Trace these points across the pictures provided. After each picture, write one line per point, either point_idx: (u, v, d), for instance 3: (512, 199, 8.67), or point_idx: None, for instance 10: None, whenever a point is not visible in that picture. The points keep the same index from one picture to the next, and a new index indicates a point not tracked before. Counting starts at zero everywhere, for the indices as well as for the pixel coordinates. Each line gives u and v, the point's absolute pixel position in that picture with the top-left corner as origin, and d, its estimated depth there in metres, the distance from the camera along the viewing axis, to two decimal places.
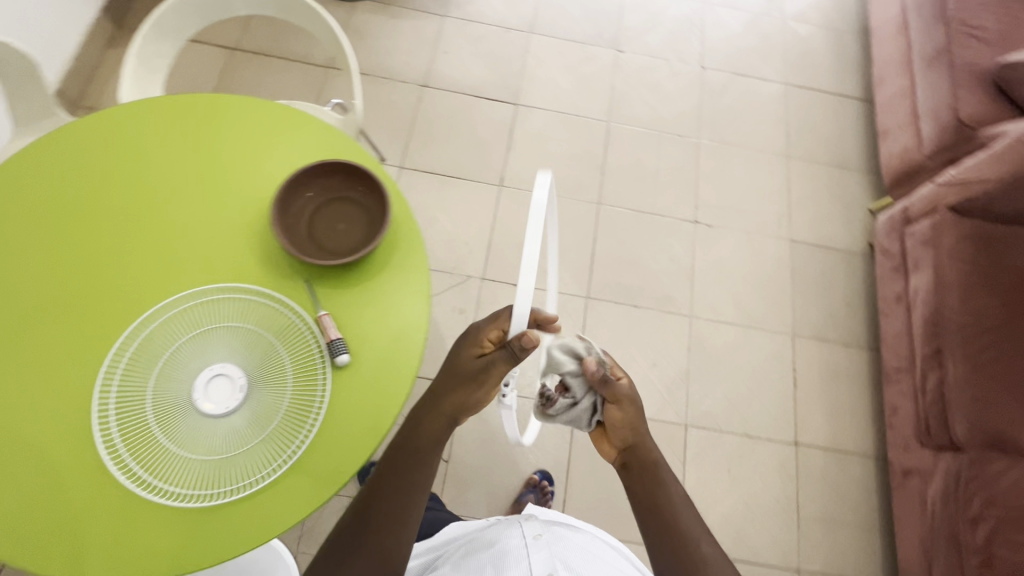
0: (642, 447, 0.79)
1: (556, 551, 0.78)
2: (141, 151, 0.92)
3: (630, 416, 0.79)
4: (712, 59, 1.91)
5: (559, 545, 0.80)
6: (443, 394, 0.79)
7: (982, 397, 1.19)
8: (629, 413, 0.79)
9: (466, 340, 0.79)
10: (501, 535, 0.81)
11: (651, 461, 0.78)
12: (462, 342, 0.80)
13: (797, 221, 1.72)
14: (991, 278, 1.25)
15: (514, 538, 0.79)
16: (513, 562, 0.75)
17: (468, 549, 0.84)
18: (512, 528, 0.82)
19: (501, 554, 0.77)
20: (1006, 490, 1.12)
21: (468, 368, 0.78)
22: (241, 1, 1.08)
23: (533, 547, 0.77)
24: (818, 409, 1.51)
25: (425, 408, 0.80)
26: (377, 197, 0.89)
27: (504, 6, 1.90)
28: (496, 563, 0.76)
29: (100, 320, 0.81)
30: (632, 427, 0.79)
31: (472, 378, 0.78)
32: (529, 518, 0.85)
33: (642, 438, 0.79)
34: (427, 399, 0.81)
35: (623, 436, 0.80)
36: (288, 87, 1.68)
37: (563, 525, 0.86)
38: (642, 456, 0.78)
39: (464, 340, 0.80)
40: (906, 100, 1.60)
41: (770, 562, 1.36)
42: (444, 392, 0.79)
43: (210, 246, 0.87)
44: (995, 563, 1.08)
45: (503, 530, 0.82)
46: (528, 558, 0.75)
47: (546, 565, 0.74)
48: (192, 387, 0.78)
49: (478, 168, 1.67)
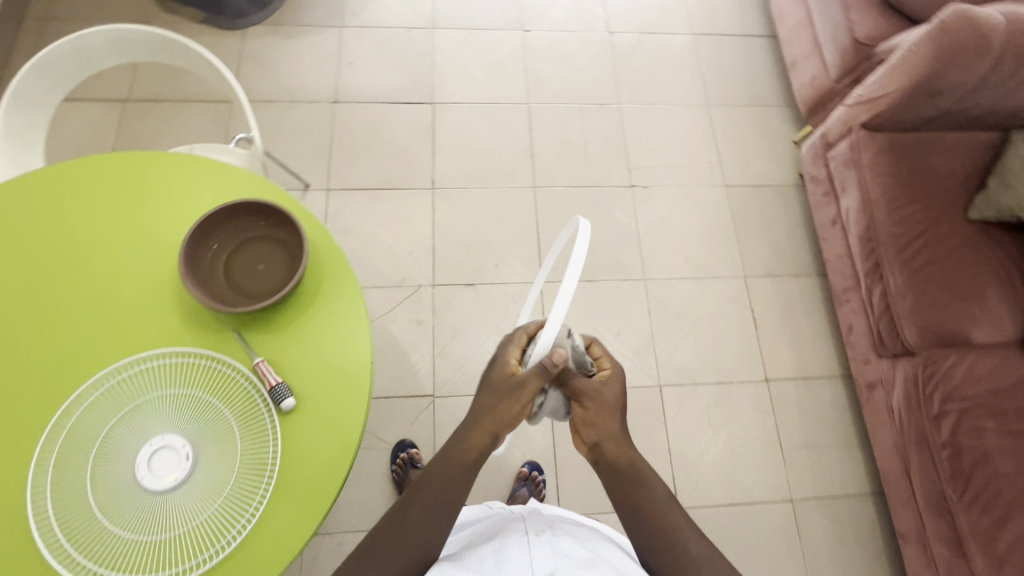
0: (612, 447, 0.75)
1: (560, 550, 0.74)
2: (26, 229, 0.85)
3: (601, 415, 0.75)
4: (618, 22, 1.91)
5: (563, 544, 0.76)
6: (483, 413, 0.75)
7: (923, 300, 1.24)
8: (597, 413, 0.75)
9: (494, 361, 0.77)
10: (505, 531, 0.79)
11: (623, 464, 0.75)
12: (492, 363, 0.77)
13: (729, 166, 1.75)
14: (912, 185, 1.30)
15: (517, 534, 0.77)
16: (513, 559, 0.72)
17: (473, 544, 0.82)
18: (516, 525, 0.79)
19: (503, 549, 0.75)
20: (959, 381, 1.17)
21: (506, 386, 0.74)
22: (108, 52, 1.01)
23: (534, 545, 0.74)
24: (782, 342, 1.55)
25: (457, 436, 0.77)
26: (292, 230, 0.86)
27: (401, 6, 1.85)
28: (496, 555, 0.75)
29: (18, 419, 0.75)
30: (602, 427, 0.75)
31: (509, 396, 0.74)
32: (534, 515, 0.82)
33: (614, 438, 0.76)
34: (461, 425, 0.77)
35: (591, 436, 0.76)
36: (193, 130, 1.60)
37: (571, 524, 0.83)
38: (613, 456, 0.75)
39: (497, 360, 0.77)
40: (806, 30, 1.64)
41: (764, 498, 1.40)
42: (479, 417, 0.76)
43: (124, 315, 0.81)
44: (962, 453, 1.13)
45: (507, 528, 0.80)
46: (528, 552, 0.73)
47: (547, 566, 0.71)
48: (133, 466, 0.74)
49: (406, 176, 1.64)
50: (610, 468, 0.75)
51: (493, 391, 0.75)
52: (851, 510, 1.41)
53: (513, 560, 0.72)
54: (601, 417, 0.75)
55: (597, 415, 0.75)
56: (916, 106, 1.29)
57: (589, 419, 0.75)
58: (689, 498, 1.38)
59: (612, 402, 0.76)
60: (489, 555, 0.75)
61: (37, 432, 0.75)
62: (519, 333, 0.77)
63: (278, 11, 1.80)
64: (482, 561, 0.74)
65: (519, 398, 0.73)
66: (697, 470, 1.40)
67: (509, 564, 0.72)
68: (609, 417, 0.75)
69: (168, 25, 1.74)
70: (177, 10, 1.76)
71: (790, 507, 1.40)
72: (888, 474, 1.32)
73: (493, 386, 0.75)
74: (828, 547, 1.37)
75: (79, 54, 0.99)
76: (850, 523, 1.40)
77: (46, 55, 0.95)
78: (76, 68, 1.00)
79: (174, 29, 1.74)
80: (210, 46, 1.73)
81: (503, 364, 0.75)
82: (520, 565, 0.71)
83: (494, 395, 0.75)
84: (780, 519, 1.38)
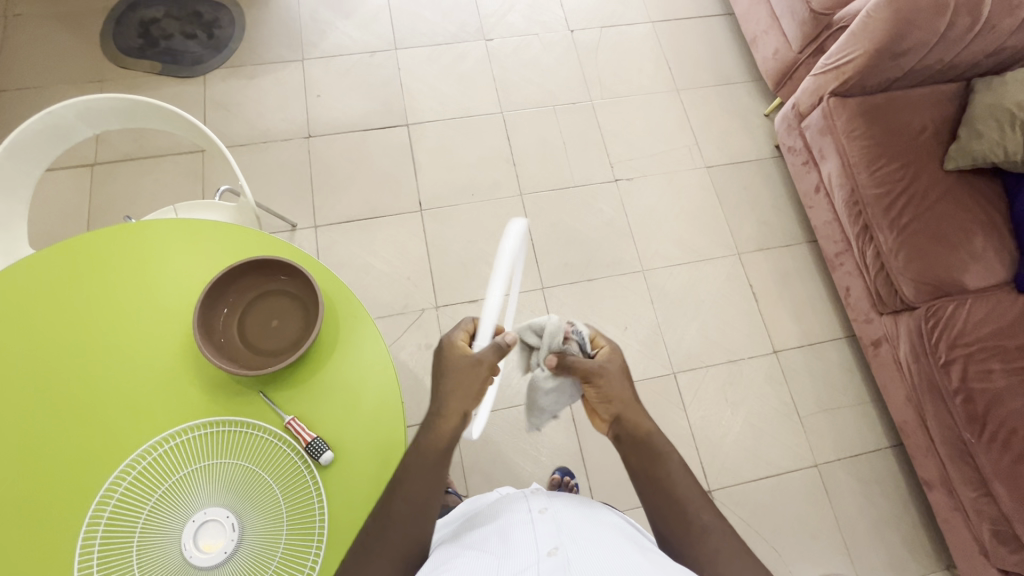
0: (632, 416, 0.75)
1: (566, 523, 0.63)
2: (30, 318, 0.82)
3: (614, 388, 0.75)
4: (578, 19, 1.93)
5: (566, 516, 0.65)
6: (441, 394, 0.75)
7: (915, 255, 1.28)
8: (609, 385, 0.75)
9: (440, 350, 0.77)
10: (503, 512, 0.68)
11: (643, 433, 0.74)
12: (439, 352, 0.77)
13: (707, 148, 1.78)
14: (889, 145, 1.34)
15: (518, 511, 0.66)
16: (515, 533, 0.62)
17: (468, 530, 0.72)
18: (516, 504, 0.69)
19: (503, 531, 0.63)
20: (961, 327, 1.21)
21: (462, 365, 0.75)
22: (82, 125, 0.98)
23: (537, 521, 0.64)
24: (783, 313, 1.59)
25: (426, 425, 0.75)
26: (303, 282, 0.85)
27: (360, 31, 1.83)
28: (496, 538, 0.62)
29: (54, 515, 0.73)
30: (616, 398, 0.75)
31: (467, 374, 0.75)
32: (535, 494, 0.72)
33: (631, 408, 0.76)
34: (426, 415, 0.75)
35: (609, 410, 0.76)
36: (168, 186, 1.57)
37: (577, 500, 0.73)
38: (632, 426, 0.75)
39: (443, 350, 0.77)
40: (763, 6, 1.67)
41: (790, 467, 1.42)
42: (442, 400, 0.75)
43: (145, 394, 0.80)
44: (974, 397, 1.17)
45: (507, 508, 0.69)
46: (534, 531, 0.61)
47: (553, 539, 0.60)
48: (178, 545, 0.72)
49: (392, 201, 1.63)
50: (629, 439, 0.75)
51: (449, 374, 0.75)
52: (873, 465, 1.46)
53: (515, 537, 0.61)
54: (613, 389, 0.75)
55: (609, 387, 0.75)
56: (881, 69, 1.33)
57: (604, 393, 0.75)
58: (719, 479, 1.40)
59: (619, 372, 0.76)
60: (488, 536, 0.64)
61: (74, 526, 0.73)
62: (465, 321, 0.81)
63: (236, 53, 1.77)
64: (480, 543, 0.63)
65: (476, 370, 0.76)
66: (722, 450, 1.43)
67: (510, 540, 0.61)
68: (619, 386, 0.75)
69: (125, 81, 1.69)
70: (132, 64, 1.72)
71: (816, 472, 1.43)
72: (906, 427, 1.36)
73: (447, 369, 0.75)
74: (857, 505, 1.41)
75: (51, 131, 0.96)
76: (875, 479, 1.44)
77: (17, 137, 0.92)
78: (49, 146, 0.97)
79: (134, 86, 1.69)
80: (173, 97, 1.70)
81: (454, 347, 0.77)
82: (522, 540, 0.60)
83: (449, 377, 0.75)
84: (809, 485, 1.41)
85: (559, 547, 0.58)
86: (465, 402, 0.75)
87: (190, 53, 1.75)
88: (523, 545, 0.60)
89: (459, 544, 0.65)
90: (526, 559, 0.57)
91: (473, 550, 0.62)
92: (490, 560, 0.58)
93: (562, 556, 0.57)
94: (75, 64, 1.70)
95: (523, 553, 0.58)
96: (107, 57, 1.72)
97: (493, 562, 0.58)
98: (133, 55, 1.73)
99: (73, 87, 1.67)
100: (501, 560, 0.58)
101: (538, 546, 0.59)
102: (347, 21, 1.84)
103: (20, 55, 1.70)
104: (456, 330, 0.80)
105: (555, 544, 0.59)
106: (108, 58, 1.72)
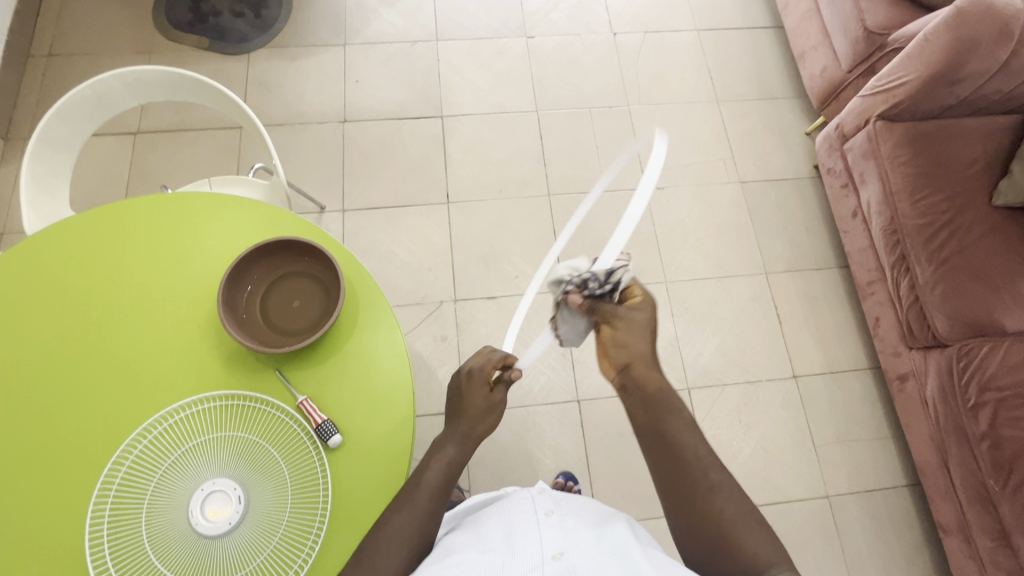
0: (643, 371, 0.70)
1: (573, 529, 0.62)
2: (66, 277, 0.85)
3: (632, 335, 0.71)
4: (622, 23, 1.90)
5: (574, 521, 0.64)
6: (454, 420, 0.75)
7: (953, 290, 1.23)
8: (627, 334, 0.71)
9: (463, 381, 0.77)
10: (510, 510, 0.68)
11: (652, 390, 0.69)
12: (463, 383, 0.77)
13: (743, 162, 1.74)
14: (934, 174, 1.29)
15: (524, 514, 0.65)
16: (520, 538, 0.61)
17: (473, 525, 0.71)
18: (522, 505, 0.68)
19: (509, 532, 0.63)
20: (995, 370, 1.16)
21: (478, 402, 0.75)
22: (128, 94, 1.01)
23: (543, 525, 0.63)
24: (808, 337, 1.55)
25: (462, 437, 0.74)
26: (327, 265, 0.86)
27: (403, 20, 1.84)
28: (505, 538, 0.62)
29: (73, 471, 0.76)
30: (630, 347, 0.71)
31: (487, 414, 0.75)
32: (543, 496, 0.70)
33: (643, 360, 0.70)
34: (451, 426, 0.75)
35: (620, 356, 0.71)
36: (205, 160, 1.60)
37: (587, 506, 0.71)
38: (643, 381, 0.69)
39: (464, 382, 0.77)
40: (814, 20, 1.62)
41: (800, 496, 1.39)
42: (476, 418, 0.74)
43: (169, 359, 0.82)
44: (1003, 443, 1.12)
45: (512, 506, 0.68)
46: (539, 535, 0.61)
47: (558, 543, 0.59)
48: (186, 513, 0.74)
49: (422, 192, 1.63)
50: (637, 394, 0.70)
51: (466, 409, 0.75)
52: (887, 502, 1.41)
53: (519, 541, 0.60)
54: (632, 337, 0.71)
55: (627, 333, 0.71)
56: (934, 95, 1.28)
57: (620, 337, 0.71)
58: None
59: (644, 325, 0.72)
60: (492, 534, 0.64)
61: (87, 488, 0.75)
62: (492, 355, 0.79)
63: (281, 33, 1.80)
64: (484, 541, 0.63)
65: (490, 412, 0.75)
66: (731, 471, 1.40)
67: (515, 544, 0.60)
68: (641, 337, 0.71)
69: (172, 54, 1.74)
70: (180, 38, 1.76)
71: (826, 504, 1.39)
72: (926, 467, 1.31)
73: (469, 400, 0.75)
74: (866, 541, 1.37)
75: (98, 98, 0.98)
76: (889, 517, 1.40)
77: (66, 101, 0.95)
78: (96, 112, 1.01)
79: (180, 60, 1.73)
80: (216, 74, 1.73)
81: (473, 386, 0.76)
82: (526, 545, 0.59)
83: (468, 413, 0.75)
84: (818, 517, 1.38)
85: (564, 552, 0.57)
86: (488, 432, 0.75)
87: (237, 30, 1.78)
88: (527, 547, 0.59)
89: (467, 538, 0.65)
90: (530, 561, 0.56)
91: (476, 549, 0.61)
92: (493, 559, 0.58)
93: (566, 561, 0.56)
94: (126, 36, 1.75)
95: (527, 555, 0.57)
96: (157, 29, 1.76)
97: (496, 560, 0.58)
98: (182, 30, 1.76)
99: (122, 58, 1.72)
100: (505, 559, 0.57)
101: (543, 549, 0.58)
102: (391, 9, 1.86)
103: (76, 23, 1.76)
104: (479, 365, 0.78)
105: (560, 549, 0.58)
106: (158, 31, 1.76)
